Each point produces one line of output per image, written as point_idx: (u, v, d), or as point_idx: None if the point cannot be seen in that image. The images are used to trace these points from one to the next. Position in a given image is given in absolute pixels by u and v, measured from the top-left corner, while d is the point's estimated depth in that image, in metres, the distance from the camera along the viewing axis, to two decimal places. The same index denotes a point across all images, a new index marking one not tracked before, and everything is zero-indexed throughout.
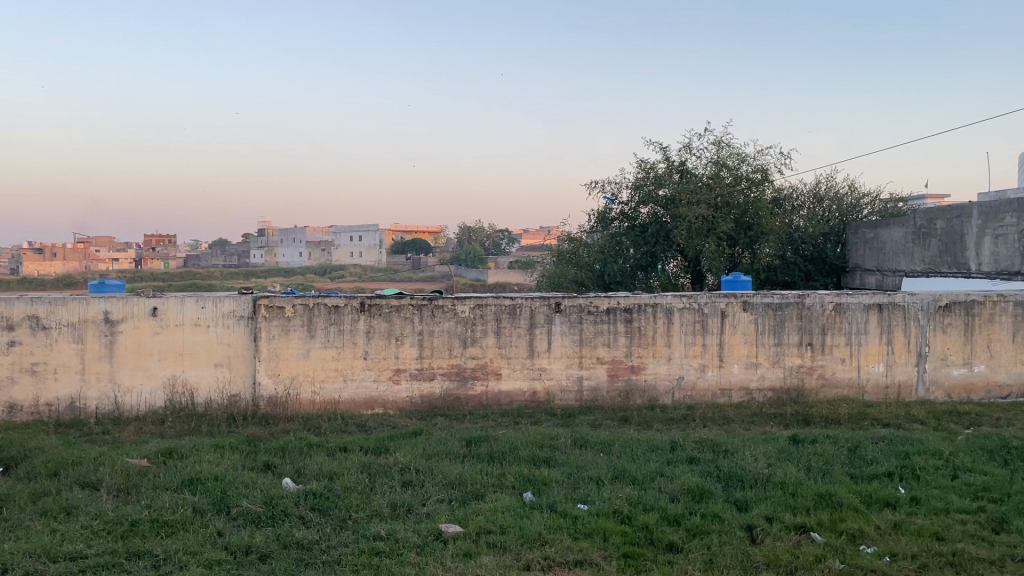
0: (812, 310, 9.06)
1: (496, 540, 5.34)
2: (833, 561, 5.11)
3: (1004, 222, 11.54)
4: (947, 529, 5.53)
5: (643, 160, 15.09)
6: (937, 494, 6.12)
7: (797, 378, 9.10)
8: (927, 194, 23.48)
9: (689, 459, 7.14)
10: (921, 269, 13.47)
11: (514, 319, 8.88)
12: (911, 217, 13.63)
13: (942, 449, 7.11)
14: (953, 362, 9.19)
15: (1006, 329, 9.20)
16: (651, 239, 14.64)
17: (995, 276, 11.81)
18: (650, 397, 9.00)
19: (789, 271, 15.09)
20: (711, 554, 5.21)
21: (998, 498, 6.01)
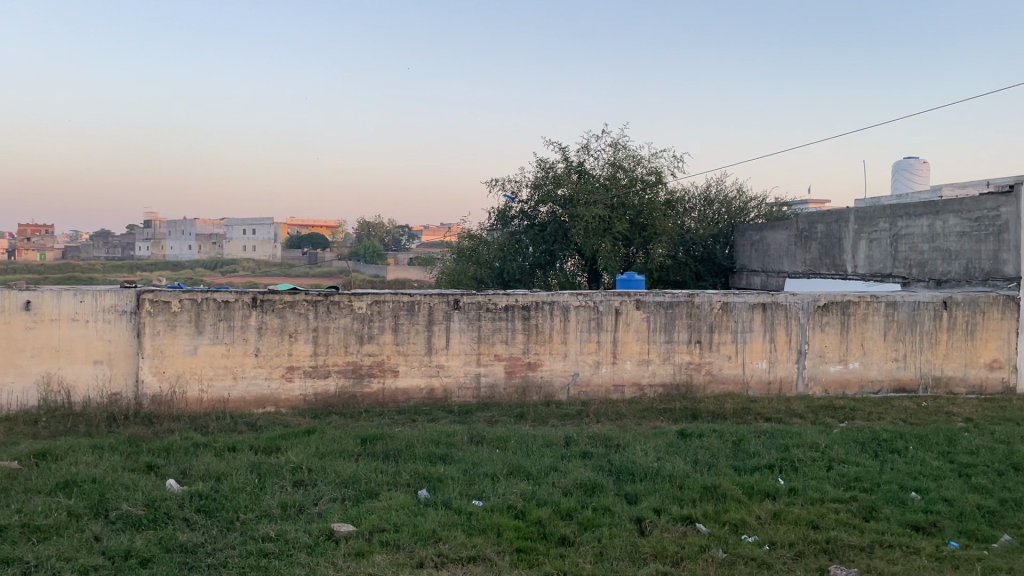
0: (700, 309, 9.39)
1: (389, 539, 5.30)
2: (716, 551, 5.31)
3: (878, 228, 12.24)
4: (822, 517, 5.84)
5: (542, 159, 15.23)
6: (813, 485, 6.44)
7: (686, 374, 9.40)
8: (808, 201, 24.62)
9: (582, 454, 7.28)
10: (802, 270, 14.15)
11: (412, 315, 8.83)
12: (794, 220, 14.31)
13: (819, 442, 7.49)
14: (830, 359, 9.68)
15: (879, 328, 9.74)
16: (549, 238, 14.86)
17: (869, 278, 12.48)
18: (546, 393, 9.12)
19: (680, 271, 15.58)
20: (602, 547, 5.33)
21: (869, 488, 6.38)
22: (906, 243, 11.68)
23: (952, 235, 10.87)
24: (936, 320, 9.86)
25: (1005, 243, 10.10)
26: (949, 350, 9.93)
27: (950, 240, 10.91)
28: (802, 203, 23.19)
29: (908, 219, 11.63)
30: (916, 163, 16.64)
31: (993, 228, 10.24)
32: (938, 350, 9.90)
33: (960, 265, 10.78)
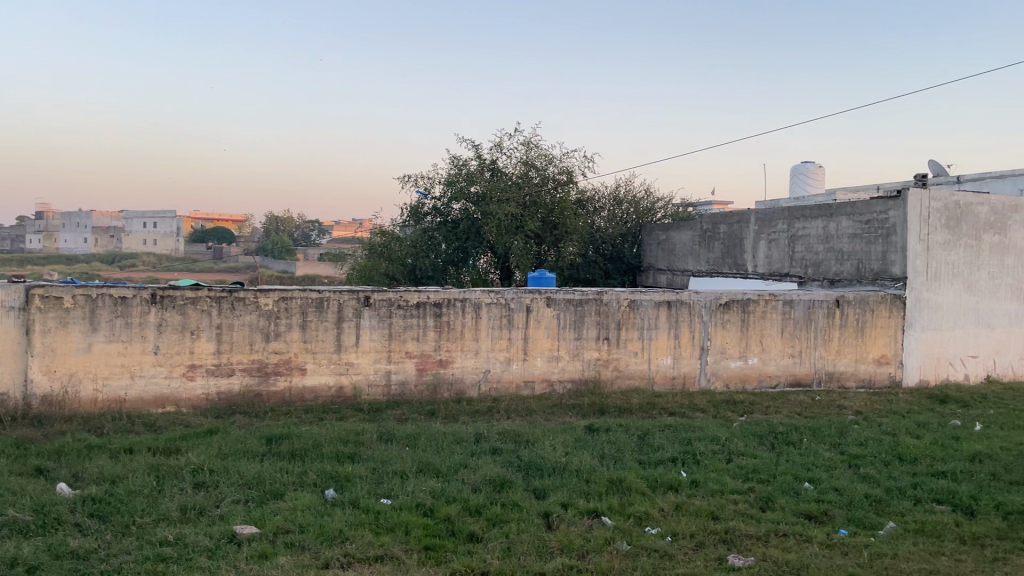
0: (608, 306, 9.57)
1: (294, 539, 5.22)
2: (620, 543, 5.43)
3: (776, 229, 12.72)
4: (721, 508, 6.05)
5: (456, 156, 15.19)
6: (714, 477, 6.66)
7: (595, 370, 9.57)
8: (711, 201, 25.29)
9: (492, 450, 7.33)
10: (706, 269, 14.60)
11: (320, 312, 8.69)
12: (699, 220, 14.76)
13: (720, 436, 7.75)
14: (731, 355, 10.02)
15: (777, 325, 10.14)
16: (462, 235, 14.91)
17: (768, 277, 12.96)
18: (457, 390, 9.13)
19: (590, 269, 15.86)
20: (509, 542, 5.38)
21: (766, 479, 6.65)
22: (803, 244, 12.19)
23: (845, 236, 11.40)
24: (829, 318, 10.33)
25: (893, 245, 10.66)
26: (841, 347, 10.42)
27: (843, 242, 11.43)
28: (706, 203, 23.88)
29: (805, 220, 12.14)
30: (813, 167, 17.38)
31: (882, 230, 10.80)
32: (831, 347, 10.38)
33: (852, 265, 11.32)
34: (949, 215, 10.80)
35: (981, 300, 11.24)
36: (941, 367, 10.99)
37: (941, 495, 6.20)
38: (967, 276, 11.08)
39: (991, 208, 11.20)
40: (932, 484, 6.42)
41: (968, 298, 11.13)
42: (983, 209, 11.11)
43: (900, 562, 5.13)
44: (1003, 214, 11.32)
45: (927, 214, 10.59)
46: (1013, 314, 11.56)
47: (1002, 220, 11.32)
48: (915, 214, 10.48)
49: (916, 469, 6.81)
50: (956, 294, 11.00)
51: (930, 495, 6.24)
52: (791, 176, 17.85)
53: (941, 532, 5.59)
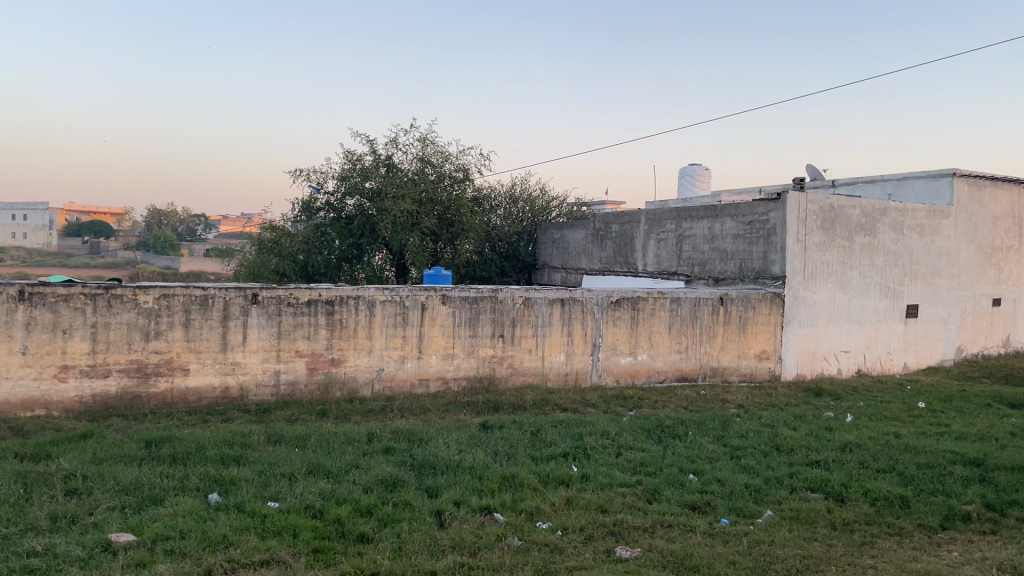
0: (503, 304, 9.62)
1: (174, 546, 5.01)
2: (512, 539, 5.47)
3: (665, 229, 13.10)
4: (610, 502, 6.18)
5: (350, 150, 14.92)
6: (604, 471, 6.80)
7: (489, 367, 9.61)
8: (604, 200, 25.80)
9: (384, 449, 7.25)
10: (598, 268, 14.89)
11: (205, 310, 8.37)
12: (592, 220, 15.05)
13: (610, 431, 7.92)
14: (621, 352, 10.25)
15: (665, 322, 10.44)
16: (356, 231, 14.68)
17: (656, 276, 13.31)
18: (349, 390, 8.98)
19: (486, 266, 15.95)
20: (400, 542, 5.33)
21: (653, 471, 6.84)
22: (690, 243, 12.60)
23: (729, 237, 11.85)
24: (714, 315, 10.72)
25: (773, 246, 11.16)
26: (724, 343, 10.83)
27: (727, 242, 11.89)
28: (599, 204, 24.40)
29: (692, 221, 12.55)
30: (699, 169, 17.99)
31: (763, 231, 11.29)
32: (715, 343, 10.78)
33: (735, 265, 11.78)
34: (824, 218, 11.40)
35: (852, 298, 11.90)
36: (816, 361, 11.57)
37: (815, 483, 6.53)
38: (840, 275, 11.71)
39: (862, 211, 11.88)
40: (806, 473, 6.76)
41: (841, 297, 11.76)
42: (855, 212, 11.78)
43: (776, 548, 5.37)
44: (873, 217, 12.03)
45: (804, 216, 11.13)
46: (881, 311, 12.29)
47: (872, 222, 12.03)
48: (793, 216, 11.00)
49: (792, 459, 7.15)
50: (831, 292, 11.61)
51: (805, 483, 6.57)
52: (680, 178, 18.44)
53: (814, 518, 5.89)
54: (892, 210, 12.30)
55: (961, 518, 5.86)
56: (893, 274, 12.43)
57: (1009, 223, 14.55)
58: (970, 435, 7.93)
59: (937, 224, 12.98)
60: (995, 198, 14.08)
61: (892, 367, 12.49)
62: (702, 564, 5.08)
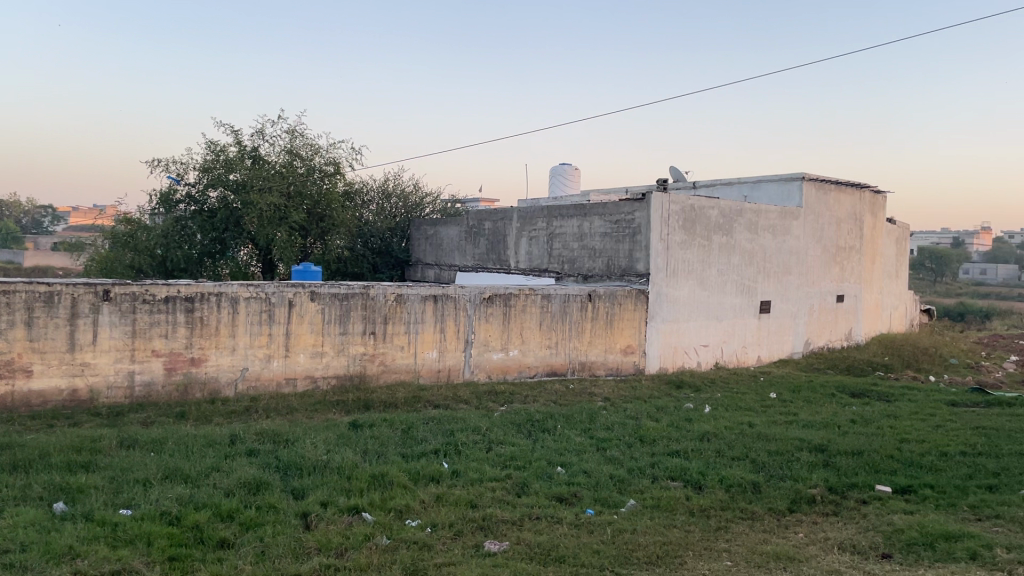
0: (375, 301, 9.49)
1: (13, 561, 4.65)
2: (380, 538, 5.41)
3: (537, 227, 13.29)
4: (479, 497, 6.22)
5: (213, 141, 14.28)
6: (473, 466, 6.84)
7: (360, 365, 9.47)
8: (479, 198, 25.89)
9: (248, 451, 7.01)
10: (471, 264, 14.98)
11: (51, 307, 7.79)
12: (465, 217, 15.11)
13: (481, 426, 7.97)
14: (493, 348, 10.34)
15: (536, 318, 10.60)
16: (220, 224, 14.11)
17: (528, 272, 13.50)
18: (211, 390, 8.62)
19: (358, 262, 15.91)
20: (263, 546, 5.18)
21: (522, 465, 6.93)
22: (560, 241, 12.85)
23: (597, 235, 12.17)
24: (582, 311, 10.99)
25: (638, 244, 11.55)
26: (592, 338, 11.12)
27: (595, 240, 12.21)
28: (474, 200, 24.50)
29: (562, 219, 12.80)
30: (569, 169, 18.38)
31: (629, 230, 11.66)
32: (584, 338, 11.04)
33: (603, 262, 12.12)
34: (686, 218, 11.90)
35: (711, 295, 12.48)
36: (678, 355, 12.06)
37: (675, 472, 6.81)
38: (700, 273, 12.26)
39: (721, 212, 12.48)
40: (668, 462, 7.03)
41: (701, 293, 12.31)
42: (714, 212, 12.35)
43: (638, 536, 5.57)
44: (730, 217, 12.67)
45: (667, 216, 11.58)
46: (737, 307, 12.95)
47: (729, 222, 12.65)
48: (657, 216, 11.43)
49: (655, 450, 7.42)
50: (691, 289, 12.13)
51: (666, 472, 6.84)
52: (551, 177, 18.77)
53: (674, 506, 6.14)
54: (748, 211, 12.99)
55: (806, 501, 6.26)
56: (749, 272, 13.13)
57: (852, 224, 15.67)
58: (815, 422, 8.49)
59: (788, 225, 13.82)
60: (839, 201, 15.12)
61: (747, 360, 13.19)
62: (567, 554, 5.20)
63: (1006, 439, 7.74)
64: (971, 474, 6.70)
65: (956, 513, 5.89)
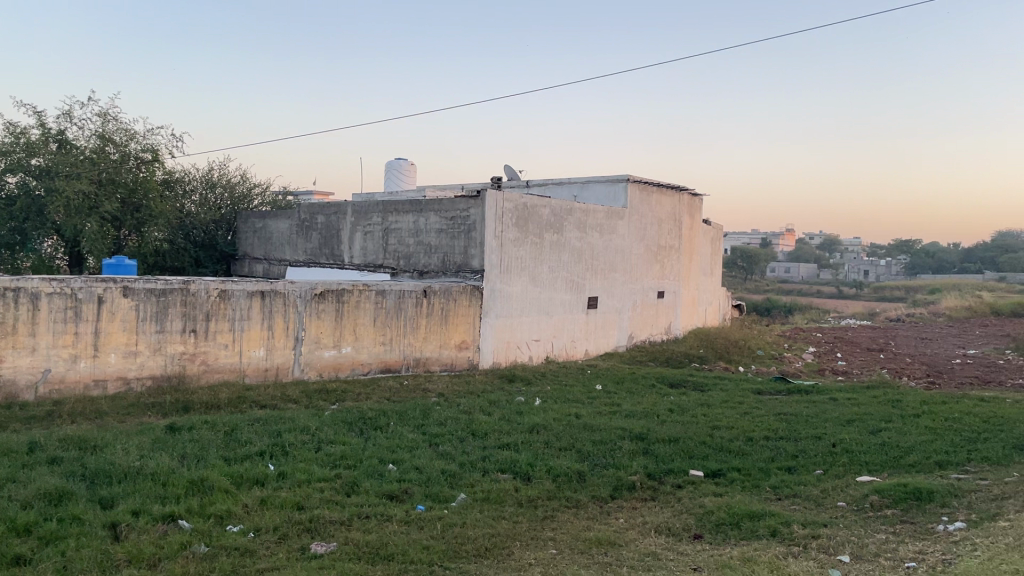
0: (196, 297, 9.02)
1: None
2: (197, 546, 5.15)
3: (371, 222, 13.12)
4: (306, 498, 6.05)
5: (10, 122, 13.07)
6: (301, 467, 6.65)
7: (179, 365, 8.96)
8: (312, 192, 25.18)
9: (49, 460, 6.45)
10: (303, 259, 14.59)
11: None
12: (296, 210, 14.69)
13: (309, 425, 7.77)
14: (324, 345, 10.09)
15: (369, 315, 10.46)
16: (19, 213, 12.91)
17: (362, 268, 13.30)
18: (6, 395, 7.82)
19: (179, 256, 15.16)
20: (66, 561, 4.79)
21: (352, 464, 6.81)
22: (394, 237, 12.76)
23: (432, 231, 12.18)
24: (417, 307, 10.96)
25: (472, 241, 11.67)
26: (427, 334, 11.10)
27: (430, 235, 12.21)
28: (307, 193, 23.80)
29: (396, 215, 12.70)
30: (405, 164, 18.24)
31: (463, 226, 11.75)
32: (418, 334, 11.01)
33: (438, 258, 12.14)
34: (518, 216, 12.14)
35: (542, 291, 12.80)
36: (511, 350, 12.27)
37: (505, 465, 6.93)
38: (532, 270, 12.54)
39: (552, 211, 12.82)
40: (498, 455, 7.14)
41: (532, 290, 12.60)
42: (545, 211, 12.68)
43: (467, 530, 5.62)
44: (560, 216, 13.05)
45: (501, 214, 11.77)
46: (567, 303, 13.36)
47: (559, 221, 13.03)
48: (491, 213, 11.59)
49: (486, 443, 7.52)
50: (524, 285, 12.39)
51: (497, 465, 6.94)
52: (386, 171, 18.55)
53: (503, 498, 6.25)
54: (578, 210, 13.44)
55: (627, 487, 6.56)
56: (578, 270, 13.58)
57: (672, 225, 16.59)
58: (637, 412, 8.91)
59: (615, 225, 14.42)
60: (661, 202, 15.95)
61: (576, 354, 13.63)
62: (396, 552, 5.16)
63: (803, 424, 8.45)
64: (774, 457, 7.26)
65: (760, 494, 6.36)
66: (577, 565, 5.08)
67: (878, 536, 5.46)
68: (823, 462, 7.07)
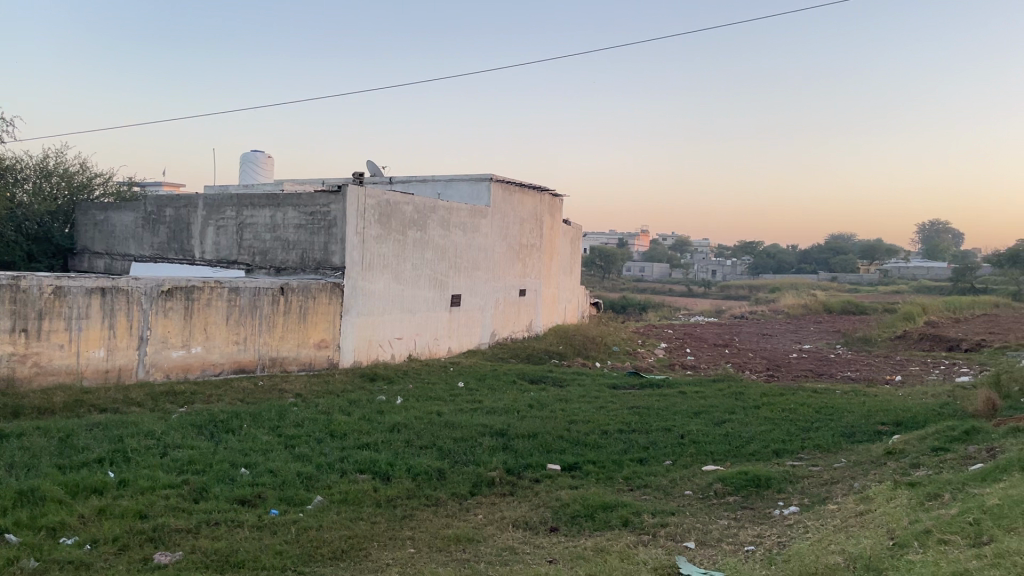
0: (27, 294, 8.31)
1: None
2: (27, 561, 4.77)
3: (224, 216, 12.59)
4: (150, 506, 5.74)
5: None
6: (145, 473, 6.30)
7: (8, 367, 8.23)
8: (159, 182, 23.86)
9: None
10: (150, 254, 13.86)
11: None
12: (142, 202, 13.93)
13: (154, 429, 7.37)
14: (172, 345, 9.60)
15: (221, 313, 10.04)
16: None
17: (214, 263, 12.76)
18: None
19: (9, 250, 14.04)
20: None
21: (201, 469, 6.52)
22: (250, 232, 12.30)
23: (290, 226, 11.84)
24: (273, 305, 10.62)
25: (333, 237, 11.44)
26: (284, 332, 10.78)
27: (288, 231, 11.86)
28: (154, 184, 22.55)
29: (252, 209, 12.26)
30: (261, 157, 17.65)
31: (324, 222, 11.50)
32: (274, 333, 10.67)
33: (297, 255, 11.81)
34: (381, 212, 12.00)
35: (405, 289, 12.71)
36: (372, 349, 12.10)
37: (364, 465, 6.83)
38: (394, 267, 12.43)
39: (415, 208, 12.76)
40: (357, 456, 7.03)
41: (395, 287, 12.48)
42: (408, 208, 12.60)
43: (322, 532, 5.50)
44: (423, 214, 13.00)
45: (362, 210, 11.61)
46: (430, 301, 13.33)
47: (423, 218, 12.99)
48: (352, 209, 11.42)
49: (344, 444, 7.38)
50: (385, 283, 12.26)
51: (355, 465, 6.83)
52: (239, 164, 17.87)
53: (361, 498, 6.15)
54: (441, 208, 13.43)
55: (486, 483, 6.61)
56: (440, 267, 13.58)
57: (534, 224, 16.88)
58: (497, 408, 9.01)
59: (478, 223, 14.52)
60: (523, 202, 16.20)
61: (438, 352, 13.62)
62: (247, 558, 4.98)
63: (654, 417, 8.81)
64: (627, 449, 7.52)
65: (613, 485, 6.58)
66: (435, 563, 5.07)
67: (720, 521, 5.76)
68: (672, 453, 7.39)
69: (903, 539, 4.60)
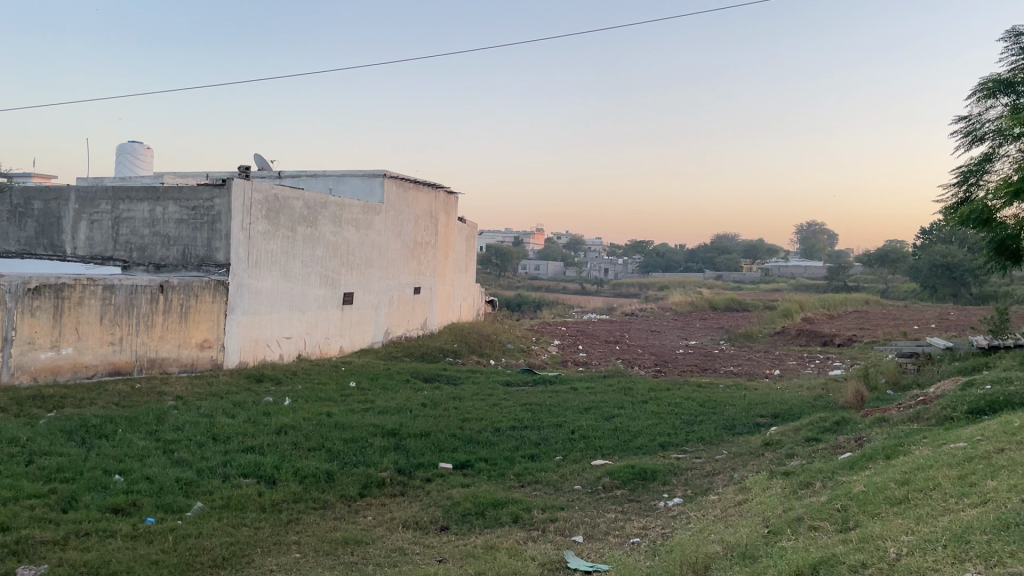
0: None
1: None
2: None
3: (98, 209, 11.97)
4: (13, 518, 5.37)
5: None
6: (7, 483, 5.90)
7: None
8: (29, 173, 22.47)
9: None
10: (16, 250, 13.04)
11: None
12: (7, 195, 13.09)
13: (19, 436, 6.91)
14: (40, 346, 8.98)
15: (94, 311, 9.51)
16: None
17: (87, 260, 12.13)
18: None
19: None
20: None
21: (70, 478, 6.16)
22: (126, 227, 11.74)
23: (171, 221, 11.39)
24: (151, 304, 10.16)
25: (217, 233, 11.07)
26: (163, 332, 10.35)
27: (169, 226, 11.41)
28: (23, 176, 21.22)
29: (129, 203, 11.71)
30: (140, 148, 16.88)
31: (207, 217, 11.11)
32: (153, 332, 10.22)
33: (178, 251, 11.36)
34: (268, 208, 11.70)
35: (295, 287, 12.42)
36: (259, 348, 11.75)
37: (248, 469, 6.62)
38: (283, 264, 12.13)
39: (305, 203, 12.50)
40: (240, 459, 6.81)
41: (284, 284, 12.19)
42: (298, 203, 12.33)
43: (203, 540, 5.29)
44: (314, 209, 12.75)
45: (249, 205, 11.29)
46: (321, 299, 13.07)
47: (313, 214, 12.73)
48: (238, 203, 11.09)
49: (227, 447, 7.14)
50: (274, 281, 11.94)
51: (239, 470, 6.61)
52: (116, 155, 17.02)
53: (245, 503, 5.96)
54: (332, 204, 13.21)
55: (376, 484, 6.52)
56: (332, 265, 13.34)
57: (429, 222, 16.80)
58: (389, 408, 8.91)
59: (371, 220, 14.34)
60: (418, 199, 16.10)
61: (330, 351, 13.35)
62: (120, 570, 4.74)
63: (545, 413, 8.90)
64: (518, 446, 7.56)
65: (504, 482, 6.60)
66: (321, 567, 4.96)
67: (607, 515, 5.87)
68: (562, 449, 7.48)
69: (778, 526, 4.80)
